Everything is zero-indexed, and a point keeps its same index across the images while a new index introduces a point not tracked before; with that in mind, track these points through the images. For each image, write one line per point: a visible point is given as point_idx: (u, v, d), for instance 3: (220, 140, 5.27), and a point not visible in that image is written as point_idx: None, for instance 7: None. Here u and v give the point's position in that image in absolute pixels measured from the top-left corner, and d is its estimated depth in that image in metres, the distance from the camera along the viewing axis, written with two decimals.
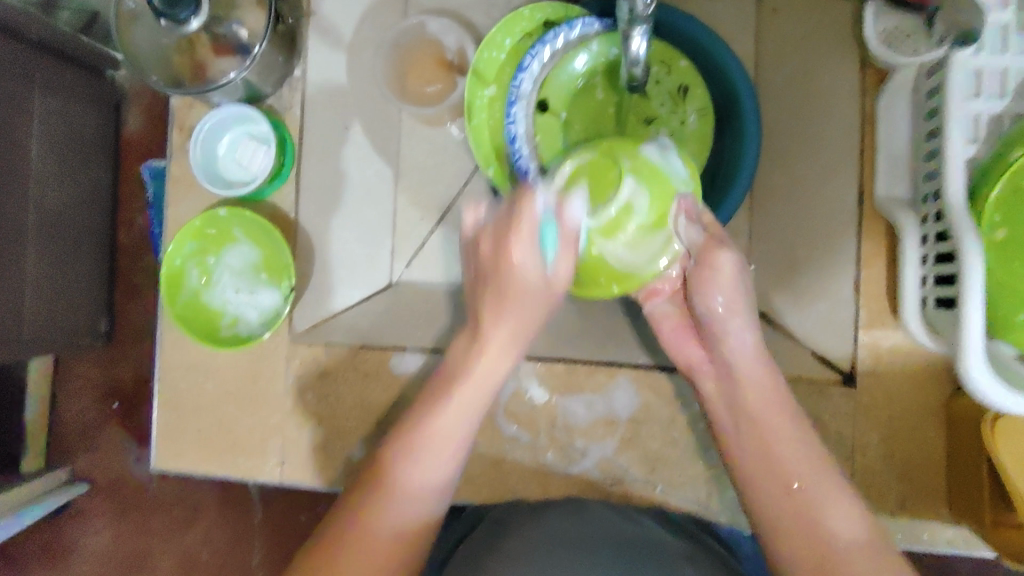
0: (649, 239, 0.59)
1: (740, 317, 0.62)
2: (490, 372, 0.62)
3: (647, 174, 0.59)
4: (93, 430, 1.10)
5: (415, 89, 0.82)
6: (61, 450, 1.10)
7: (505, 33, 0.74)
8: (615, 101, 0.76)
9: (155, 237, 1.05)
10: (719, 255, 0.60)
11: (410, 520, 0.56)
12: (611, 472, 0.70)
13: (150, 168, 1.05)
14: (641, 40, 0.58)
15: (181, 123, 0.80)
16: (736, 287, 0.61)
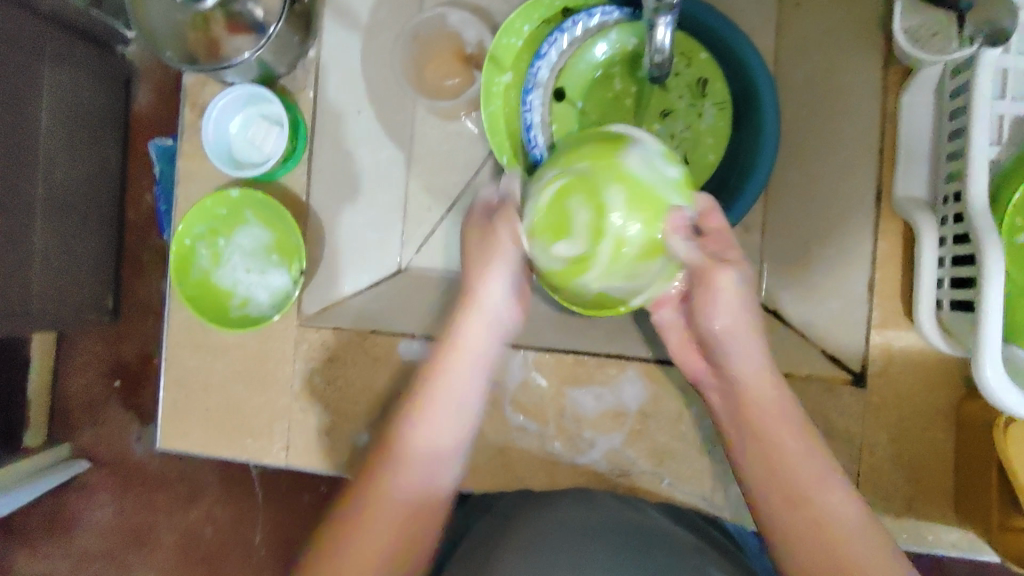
0: (645, 266, 0.56)
1: (740, 338, 0.60)
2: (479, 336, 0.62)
3: (637, 193, 0.55)
4: (96, 406, 1.10)
5: (433, 80, 0.82)
6: (65, 425, 1.10)
7: (524, 19, 0.73)
8: (633, 91, 0.75)
9: (161, 214, 1.05)
10: (718, 275, 0.58)
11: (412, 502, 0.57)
12: (618, 463, 0.70)
13: (158, 147, 1.04)
14: (665, 30, 0.57)
15: (194, 101, 0.79)
16: (740, 327, 0.60)
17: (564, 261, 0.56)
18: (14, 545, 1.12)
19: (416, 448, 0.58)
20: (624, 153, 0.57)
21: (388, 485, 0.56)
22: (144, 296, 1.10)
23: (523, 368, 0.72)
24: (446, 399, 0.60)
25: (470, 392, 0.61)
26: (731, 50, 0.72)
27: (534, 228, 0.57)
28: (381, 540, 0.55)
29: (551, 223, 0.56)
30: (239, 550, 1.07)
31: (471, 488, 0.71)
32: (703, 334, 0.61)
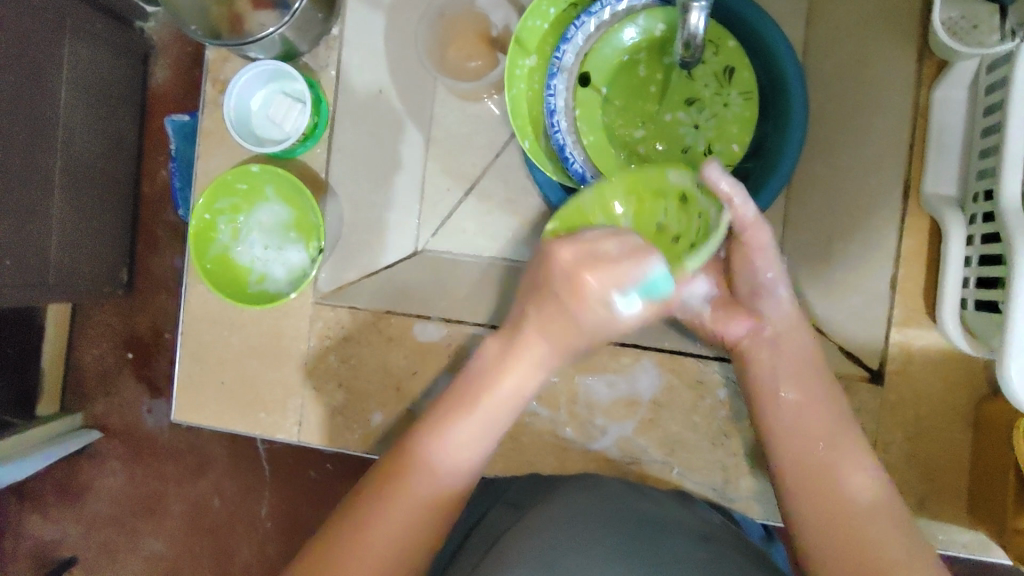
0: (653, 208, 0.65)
1: (783, 284, 0.64)
2: (523, 386, 0.59)
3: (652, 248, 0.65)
4: (109, 376, 1.11)
5: (454, 62, 0.81)
6: (79, 393, 1.12)
7: (550, 2, 0.71)
8: (658, 78, 0.75)
9: (176, 192, 1.03)
10: (755, 229, 0.61)
11: (442, 484, 0.54)
12: (630, 451, 0.70)
13: (174, 121, 1.02)
14: (700, 15, 0.57)
15: (215, 76, 0.79)
16: (768, 256, 0.63)
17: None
18: (27, 510, 1.14)
19: (442, 464, 0.55)
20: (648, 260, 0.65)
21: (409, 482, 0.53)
22: (156, 269, 1.11)
23: None
24: (482, 420, 0.57)
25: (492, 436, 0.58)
26: (761, 40, 0.71)
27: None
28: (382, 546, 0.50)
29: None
30: (247, 523, 1.08)
31: (481, 470, 0.72)
32: (747, 285, 0.64)
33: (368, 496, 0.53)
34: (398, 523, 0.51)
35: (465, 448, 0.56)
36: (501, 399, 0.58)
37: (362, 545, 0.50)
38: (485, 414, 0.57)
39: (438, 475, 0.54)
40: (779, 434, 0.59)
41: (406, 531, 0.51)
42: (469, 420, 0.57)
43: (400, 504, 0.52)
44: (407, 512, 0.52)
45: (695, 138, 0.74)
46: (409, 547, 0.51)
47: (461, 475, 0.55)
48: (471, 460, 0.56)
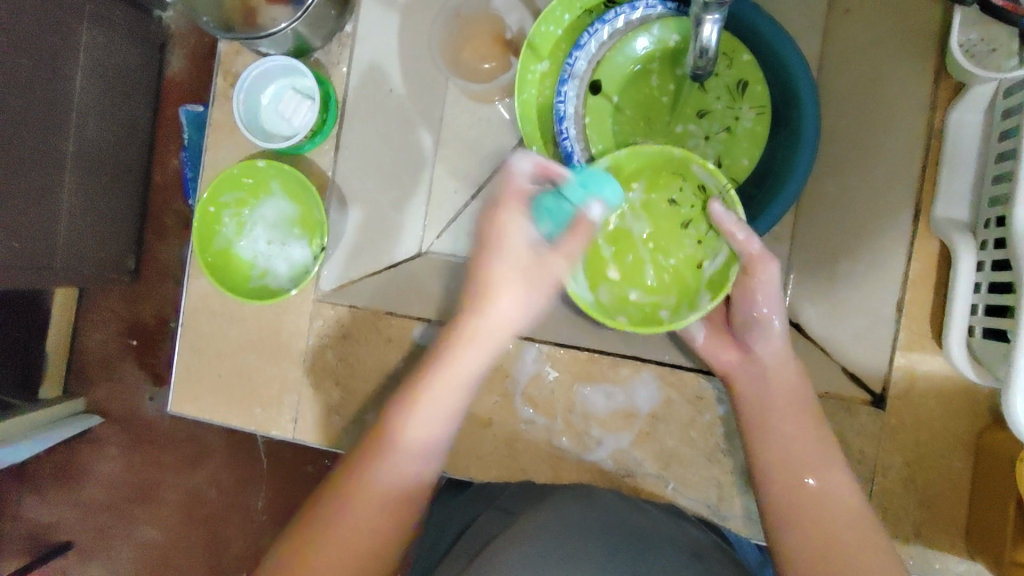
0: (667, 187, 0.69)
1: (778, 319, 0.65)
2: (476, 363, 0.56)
3: (654, 219, 0.71)
4: (111, 363, 1.13)
5: (469, 63, 0.80)
6: (80, 378, 1.13)
7: (565, 8, 0.70)
8: (670, 88, 0.74)
9: (188, 180, 1.07)
10: (760, 266, 0.63)
11: (403, 485, 0.53)
12: (625, 464, 0.69)
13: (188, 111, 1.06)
14: (713, 28, 0.56)
15: (226, 68, 0.78)
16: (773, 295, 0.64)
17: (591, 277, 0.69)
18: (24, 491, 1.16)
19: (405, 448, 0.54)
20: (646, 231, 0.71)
21: (372, 477, 0.53)
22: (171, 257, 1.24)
23: (535, 362, 0.71)
24: (441, 394, 0.55)
25: (452, 412, 0.55)
26: (775, 56, 0.70)
27: (638, 288, 0.71)
28: (354, 545, 0.51)
29: (625, 268, 0.71)
30: (240, 514, 1.09)
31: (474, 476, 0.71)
32: (742, 318, 0.67)
33: (332, 494, 0.53)
34: (363, 532, 0.51)
35: (431, 428, 0.54)
36: (459, 375, 0.55)
37: (332, 542, 0.51)
38: (449, 389, 0.55)
39: (402, 473, 0.53)
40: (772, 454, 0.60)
41: (373, 527, 0.52)
42: (431, 397, 0.55)
43: (363, 498, 0.52)
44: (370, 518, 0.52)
45: (704, 151, 0.73)
46: (379, 543, 0.52)
47: (421, 456, 0.54)
48: (439, 438, 0.55)
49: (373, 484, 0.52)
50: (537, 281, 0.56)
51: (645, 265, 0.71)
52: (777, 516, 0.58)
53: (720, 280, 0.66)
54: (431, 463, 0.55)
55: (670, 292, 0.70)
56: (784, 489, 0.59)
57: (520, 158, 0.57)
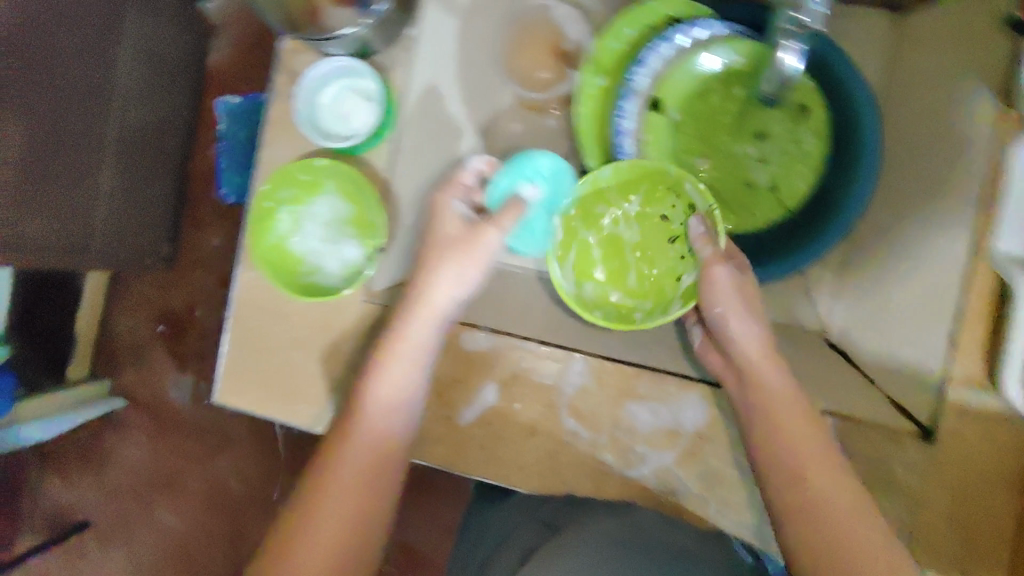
0: (656, 199, 0.76)
1: (743, 324, 0.66)
2: (422, 331, 0.67)
3: (645, 228, 0.77)
4: (140, 347, 1.41)
5: (526, 70, 0.83)
6: (112, 358, 1.42)
7: (629, 24, 0.70)
8: (731, 108, 0.74)
9: (223, 171, 1.36)
10: (714, 268, 0.67)
11: (371, 455, 0.64)
12: (667, 482, 0.70)
13: (226, 103, 1.34)
14: (795, 56, 0.59)
15: (284, 65, 0.77)
16: (734, 301, 0.66)
17: (576, 273, 0.76)
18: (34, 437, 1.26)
19: (370, 417, 0.64)
20: (632, 238, 0.78)
21: (343, 455, 0.63)
22: (202, 249, 1.39)
23: (582, 376, 0.72)
24: (400, 361, 0.66)
25: (415, 374, 0.67)
26: (836, 78, 0.69)
27: (620, 290, 0.77)
28: (334, 518, 0.61)
29: (611, 270, 0.78)
30: None
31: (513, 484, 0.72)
32: (710, 323, 0.68)
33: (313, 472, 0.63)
34: (348, 489, 0.62)
35: (393, 390, 0.65)
36: (411, 340, 0.66)
37: (316, 517, 0.60)
38: (404, 355, 0.66)
39: (377, 434, 0.64)
40: (793, 467, 0.60)
41: (353, 503, 0.62)
42: (390, 365, 0.66)
43: (337, 473, 0.62)
44: (353, 470, 0.62)
45: (760, 171, 0.74)
46: (357, 519, 0.61)
47: (388, 419, 0.65)
48: (405, 395, 0.66)
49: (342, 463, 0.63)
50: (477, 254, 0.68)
51: (630, 269, 0.77)
52: (798, 534, 0.58)
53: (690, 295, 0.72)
54: (400, 422, 0.66)
55: (647, 297, 0.76)
56: (812, 504, 0.58)
57: (468, 162, 0.72)
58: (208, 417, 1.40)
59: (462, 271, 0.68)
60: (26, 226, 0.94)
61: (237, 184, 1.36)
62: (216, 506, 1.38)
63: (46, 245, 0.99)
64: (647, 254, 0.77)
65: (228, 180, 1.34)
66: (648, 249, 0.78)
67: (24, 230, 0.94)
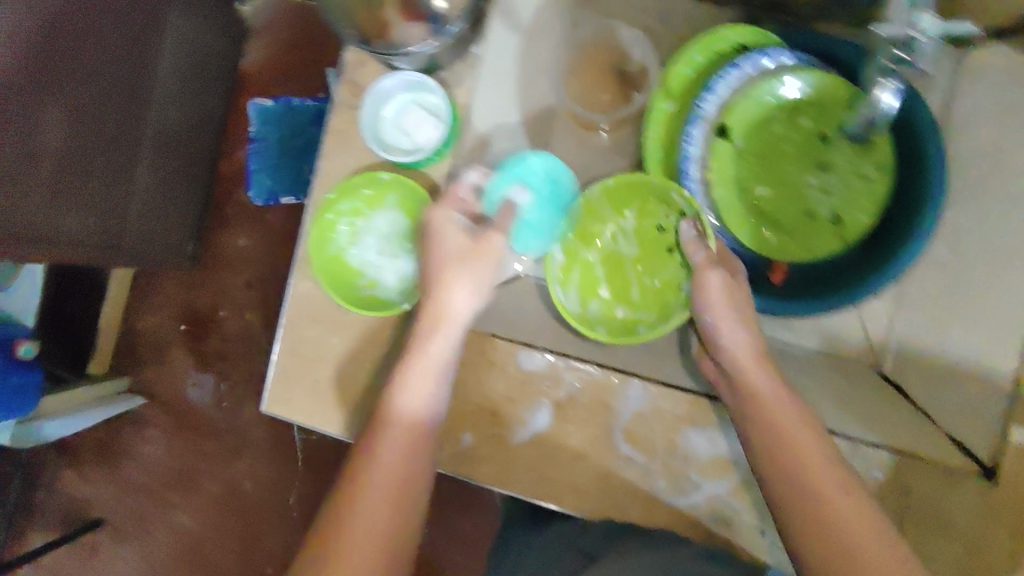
0: (649, 213, 0.80)
1: (734, 330, 0.67)
2: (445, 342, 0.67)
3: (644, 242, 0.82)
4: (162, 345, 1.41)
5: (585, 90, 0.82)
6: (133, 355, 1.42)
7: (699, 50, 0.71)
8: (794, 138, 0.74)
9: (252, 173, 1.34)
10: (705, 274, 0.69)
11: (399, 467, 0.62)
12: (720, 511, 0.70)
13: (259, 106, 1.32)
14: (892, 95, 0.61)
15: (348, 77, 0.77)
16: (721, 305, 0.68)
17: (580, 293, 0.80)
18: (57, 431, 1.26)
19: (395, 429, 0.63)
20: (632, 254, 0.82)
21: (372, 468, 0.62)
22: (228, 249, 1.39)
23: (639, 402, 0.72)
24: (423, 372, 0.65)
25: (438, 386, 0.66)
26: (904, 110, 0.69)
27: (625, 306, 0.81)
28: (366, 531, 0.59)
29: (615, 287, 0.82)
30: None
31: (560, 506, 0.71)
32: (705, 331, 0.70)
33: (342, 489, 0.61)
34: (381, 502, 0.60)
35: (419, 398, 0.65)
36: (433, 351, 0.66)
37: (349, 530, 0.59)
38: (427, 367, 0.65)
39: (404, 446, 0.63)
40: (828, 497, 0.57)
41: (383, 514, 0.60)
42: (415, 377, 0.65)
43: (368, 486, 0.61)
44: (391, 472, 0.62)
45: (822, 202, 0.74)
46: (391, 532, 0.60)
47: (413, 432, 0.64)
48: (429, 403, 0.65)
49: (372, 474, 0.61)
50: (486, 265, 0.69)
51: (633, 284, 0.81)
52: (818, 568, 0.55)
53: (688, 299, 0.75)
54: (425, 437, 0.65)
55: (650, 309, 0.80)
56: None
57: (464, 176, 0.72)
58: (227, 419, 1.39)
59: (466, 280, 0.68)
60: (63, 220, 0.92)
61: (267, 188, 1.34)
62: (229, 510, 1.38)
63: (80, 241, 0.97)
64: (649, 266, 0.82)
65: (252, 184, 1.35)
66: (650, 262, 0.82)
67: (62, 226, 0.92)
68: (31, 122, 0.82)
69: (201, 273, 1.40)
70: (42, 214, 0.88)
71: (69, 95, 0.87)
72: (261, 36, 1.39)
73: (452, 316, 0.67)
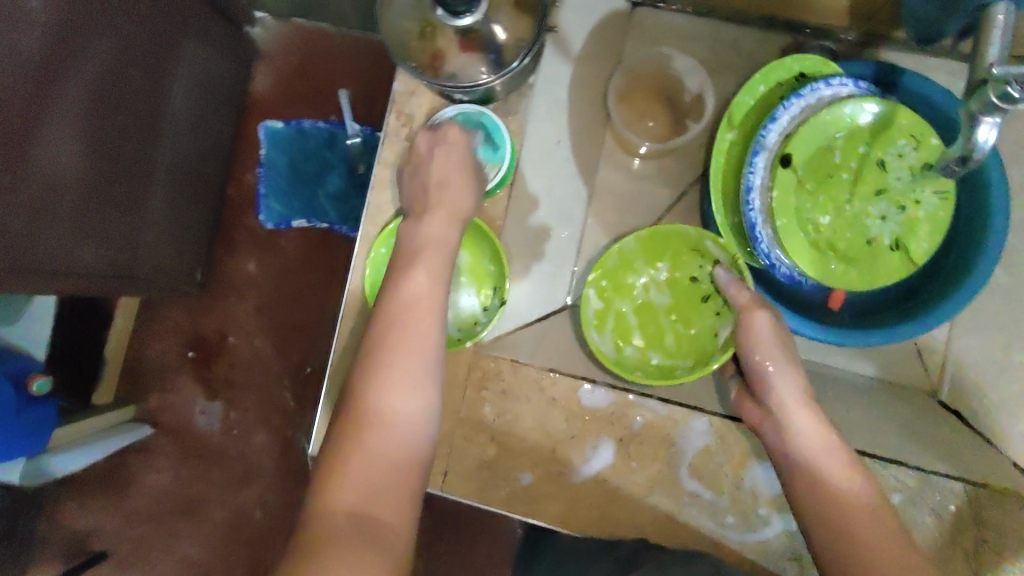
0: (682, 261, 0.79)
1: (778, 368, 0.68)
2: (426, 328, 0.60)
3: (676, 291, 0.80)
4: (166, 372, 1.36)
5: (635, 121, 0.84)
6: (137, 383, 1.37)
7: (762, 80, 0.75)
8: (852, 166, 0.73)
9: (262, 197, 1.32)
10: (753, 314, 0.69)
11: (387, 462, 0.54)
12: (792, 546, 0.68)
13: (269, 127, 1.30)
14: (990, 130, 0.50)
15: (398, 108, 0.77)
16: (772, 345, 0.69)
17: (614, 338, 0.78)
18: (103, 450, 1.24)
19: (380, 416, 0.56)
20: (664, 302, 0.80)
21: (356, 448, 0.54)
22: (236, 275, 1.35)
23: (703, 435, 0.71)
24: (408, 358, 0.58)
25: (422, 374, 0.58)
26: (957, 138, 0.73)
27: (660, 353, 0.78)
28: (349, 512, 0.51)
29: (648, 334, 0.79)
30: None
31: (618, 539, 0.69)
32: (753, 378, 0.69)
33: (320, 480, 0.53)
34: (366, 486, 0.52)
35: (403, 396, 0.57)
36: (416, 340, 0.60)
37: (328, 507, 0.51)
38: (407, 356, 0.58)
39: (389, 438, 0.55)
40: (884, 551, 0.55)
41: (369, 499, 0.52)
42: (394, 369, 0.58)
43: (352, 466, 0.53)
44: (362, 479, 0.52)
45: (881, 230, 0.73)
46: (375, 520, 0.51)
47: (396, 423, 0.56)
48: (415, 402, 0.57)
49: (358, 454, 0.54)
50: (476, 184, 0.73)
51: (667, 332, 0.79)
52: None
53: (728, 343, 0.73)
54: (414, 439, 0.56)
55: (686, 356, 0.77)
56: None
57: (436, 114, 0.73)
58: (238, 447, 1.34)
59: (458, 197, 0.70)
60: (80, 251, 0.89)
61: (277, 213, 1.32)
62: (240, 543, 1.33)
63: (97, 272, 0.94)
64: (681, 316, 0.79)
65: (265, 208, 1.34)
66: (682, 311, 0.80)
67: (79, 254, 0.89)
68: (56, 148, 0.79)
69: (208, 300, 1.36)
70: (60, 244, 0.84)
71: (92, 125, 0.84)
72: (269, 58, 1.35)
73: (442, 233, 0.68)
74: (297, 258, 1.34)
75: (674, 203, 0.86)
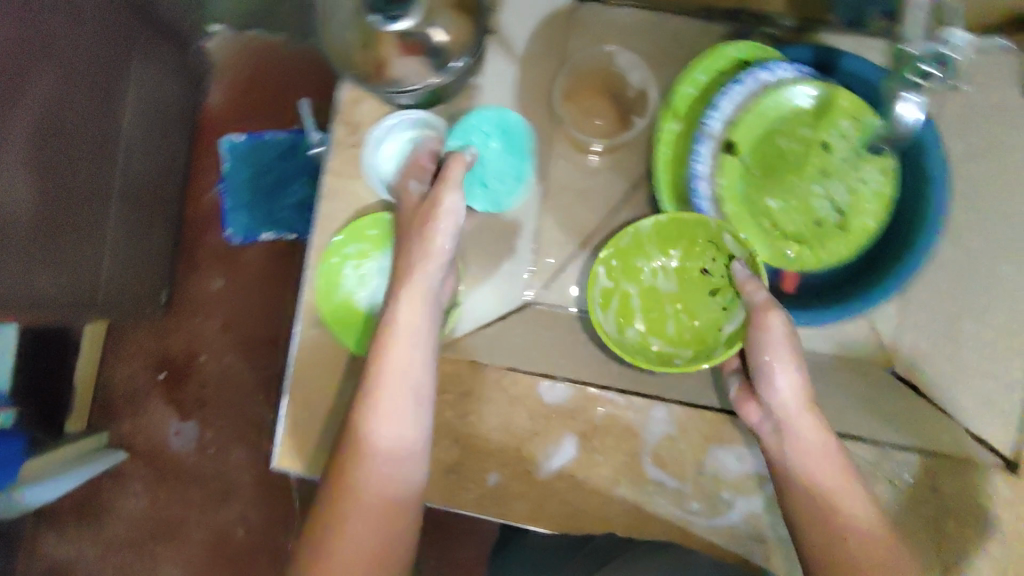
0: (696, 249, 0.78)
1: (787, 377, 0.66)
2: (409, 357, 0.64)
3: (686, 278, 0.80)
4: (137, 397, 1.34)
5: (583, 117, 0.85)
6: (107, 410, 1.35)
7: (702, 69, 0.75)
8: (795, 149, 0.76)
9: (224, 211, 1.32)
10: (767, 315, 0.68)
11: (387, 493, 0.62)
12: (757, 527, 0.69)
13: (228, 143, 1.31)
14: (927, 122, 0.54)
15: (345, 117, 0.76)
16: (782, 349, 0.67)
17: (617, 318, 0.78)
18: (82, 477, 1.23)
19: (377, 448, 0.62)
20: (672, 288, 0.80)
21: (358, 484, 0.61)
22: (201, 293, 1.34)
23: (665, 424, 0.71)
24: (395, 390, 0.63)
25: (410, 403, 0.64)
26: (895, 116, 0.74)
27: (660, 339, 0.78)
28: (358, 547, 0.60)
29: (651, 320, 0.79)
30: None
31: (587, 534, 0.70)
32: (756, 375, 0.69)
33: (326, 515, 0.61)
34: (371, 521, 0.61)
35: (394, 425, 0.63)
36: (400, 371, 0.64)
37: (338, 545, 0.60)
38: (394, 389, 0.63)
39: (385, 467, 0.62)
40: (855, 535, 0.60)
41: (372, 534, 0.60)
42: (384, 402, 0.63)
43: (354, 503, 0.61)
44: (364, 522, 0.60)
45: (828, 210, 0.75)
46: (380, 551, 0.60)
47: (392, 451, 0.63)
48: (407, 430, 0.63)
49: (359, 490, 0.61)
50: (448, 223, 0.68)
51: (669, 319, 0.79)
52: None
53: (735, 340, 0.73)
54: (408, 461, 0.63)
55: (687, 346, 0.77)
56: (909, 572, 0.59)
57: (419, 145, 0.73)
58: (213, 466, 1.33)
59: (443, 234, 0.67)
60: (37, 278, 0.87)
61: (243, 225, 1.31)
62: (220, 562, 1.32)
63: (59, 302, 0.93)
64: (686, 305, 0.79)
65: (226, 224, 1.32)
66: (687, 300, 0.80)
67: (37, 285, 0.87)
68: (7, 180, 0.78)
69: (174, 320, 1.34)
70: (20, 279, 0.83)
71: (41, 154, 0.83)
72: (223, 73, 1.34)
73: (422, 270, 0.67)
74: (262, 271, 1.33)
75: (628, 195, 0.86)
